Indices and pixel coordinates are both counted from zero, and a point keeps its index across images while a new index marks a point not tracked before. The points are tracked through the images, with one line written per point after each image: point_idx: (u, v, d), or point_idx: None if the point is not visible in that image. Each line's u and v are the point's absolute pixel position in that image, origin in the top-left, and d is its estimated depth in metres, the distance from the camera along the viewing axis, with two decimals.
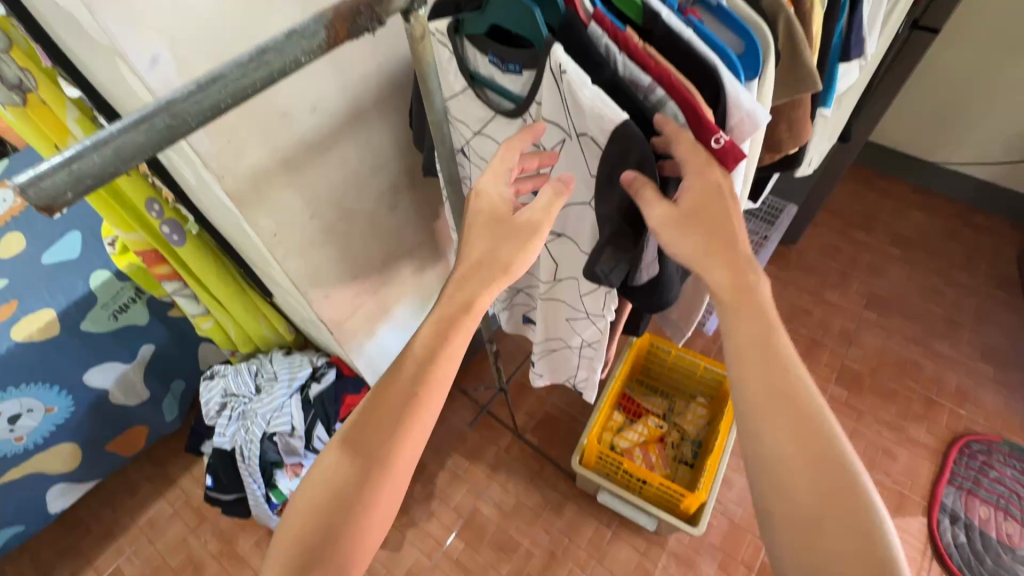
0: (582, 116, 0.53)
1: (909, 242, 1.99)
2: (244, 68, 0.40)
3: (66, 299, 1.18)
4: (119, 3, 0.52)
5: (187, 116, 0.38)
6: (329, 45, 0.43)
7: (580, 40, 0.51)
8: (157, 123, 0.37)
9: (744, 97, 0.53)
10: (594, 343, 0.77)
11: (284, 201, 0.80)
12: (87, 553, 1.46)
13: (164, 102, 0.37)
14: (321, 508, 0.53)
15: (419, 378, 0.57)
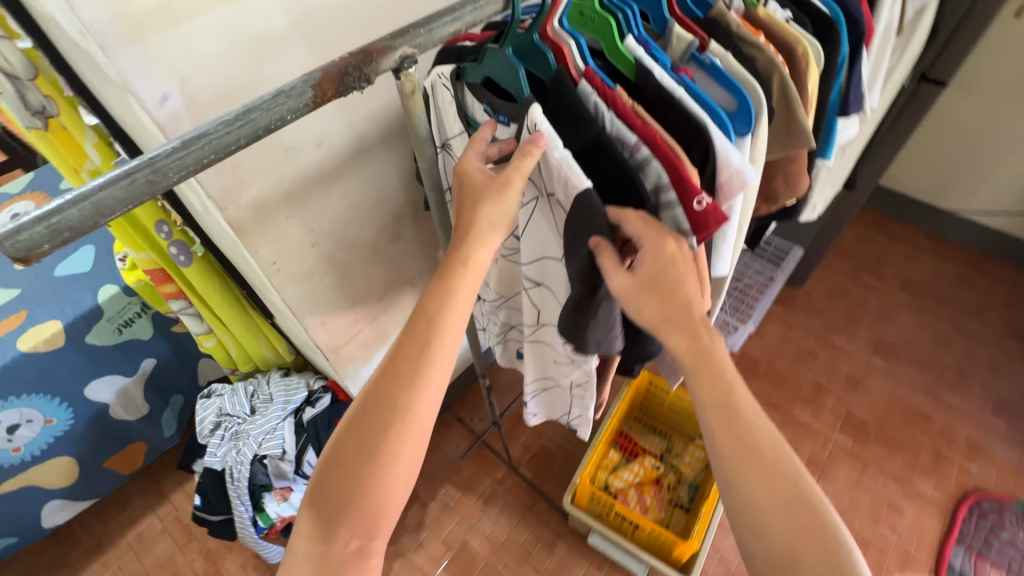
0: (552, 178, 0.55)
1: (919, 288, 1.96)
2: (229, 125, 0.41)
3: (74, 312, 1.20)
4: (132, 46, 0.54)
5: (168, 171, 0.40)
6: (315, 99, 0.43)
7: (570, 98, 0.52)
8: (138, 178, 0.39)
9: (733, 156, 0.54)
10: (583, 384, 0.77)
11: (285, 230, 0.81)
12: (74, 565, 1.45)
13: (146, 158, 0.39)
14: (346, 465, 0.54)
15: (429, 329, 0.57)
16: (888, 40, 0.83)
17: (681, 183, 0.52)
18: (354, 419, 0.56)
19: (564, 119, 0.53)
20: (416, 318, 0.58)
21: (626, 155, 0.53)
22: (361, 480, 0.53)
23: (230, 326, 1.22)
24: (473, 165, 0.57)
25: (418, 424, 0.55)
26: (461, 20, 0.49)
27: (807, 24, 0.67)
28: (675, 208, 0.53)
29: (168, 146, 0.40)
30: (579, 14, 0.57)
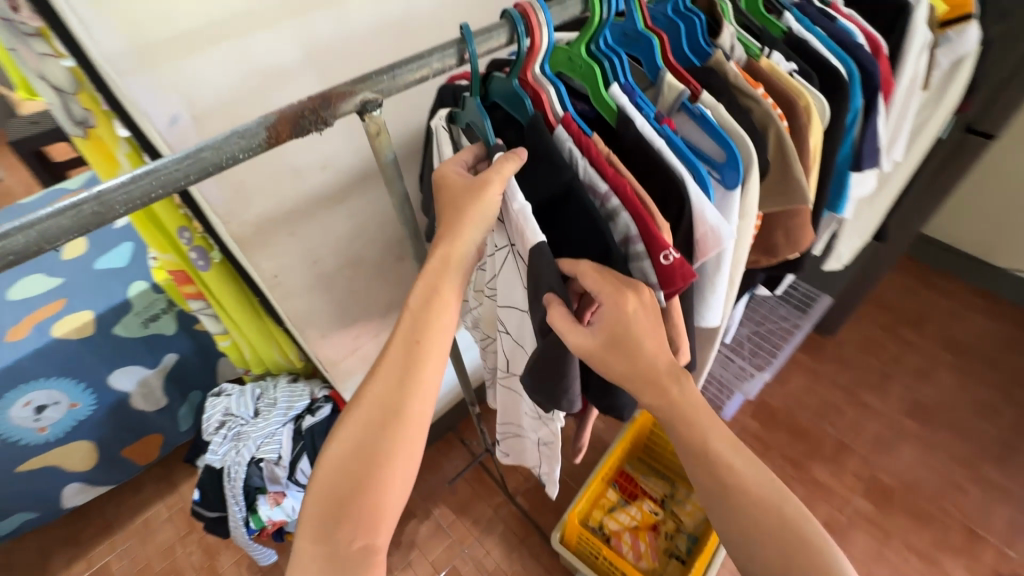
0: (512, 227, 0.55)
1: (965, 348, 1.82)
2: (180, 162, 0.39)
3: (106, 304, 1.28)
4: (144, 74, 0.59)
5: (117, 204, 0.38)
6: None
7: (544, 144, 0.52)
8: (85, 209, 0.38)
9: (709, 211, 0.53)
10: (548, 442, 0.77)
11: (287, 247, 0.84)
12: (85, 543, 1.53)
13: (94, 191, 0.37)
14: (342, 476, 0.52)
15: (417, 328, 0.56)
16: (913, 94, 0.80)
17: (650, 236, 0.51)
18: (345, 430, 0.54)
19: (539, 165, 0.53)
20: (403, 317, 0.56)
21: (597, 203, 0.53)
22: (359, 483, 0.52)
23: (241, 330, 1.25)
24: (452, 171, 0.55)
25: (413, 422, 0.54)
26: (428, 68, 0.46)
27: (813, 77, 0.65)
28: (643, 260, 0.53)
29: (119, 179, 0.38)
30: (568, 59, 0.57)
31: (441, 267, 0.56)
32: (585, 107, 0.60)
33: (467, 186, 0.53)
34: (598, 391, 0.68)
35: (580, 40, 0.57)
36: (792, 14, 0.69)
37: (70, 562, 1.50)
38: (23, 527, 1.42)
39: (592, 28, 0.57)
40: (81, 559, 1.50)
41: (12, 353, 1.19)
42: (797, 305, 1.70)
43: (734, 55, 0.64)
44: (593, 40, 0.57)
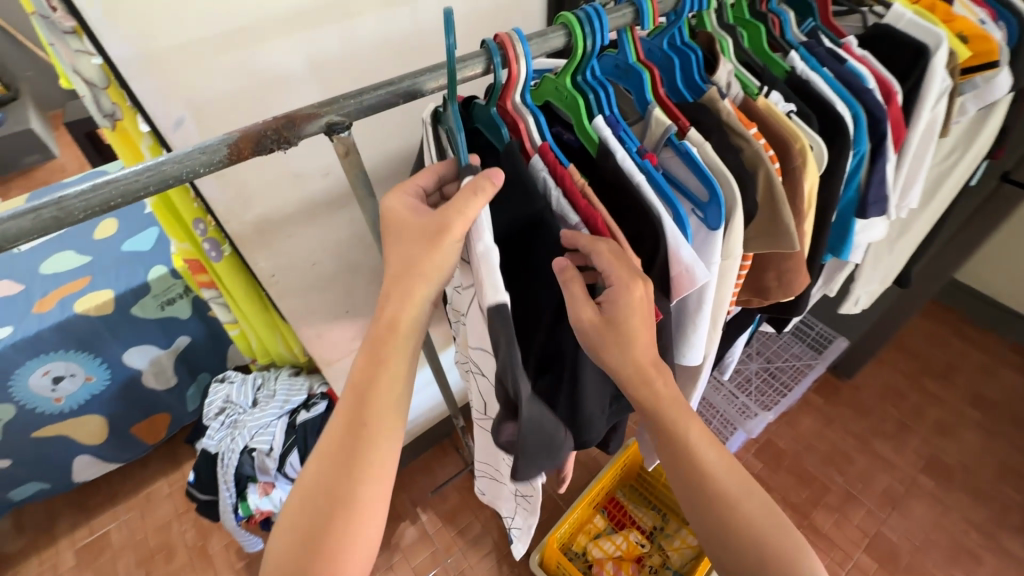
0: (476, 270, 0.52)
1: (994, 407, 1.71)
2: (135, 173, 0.39)
3: (126, 285, 1.34)
4: (152, 81, 0.62)
5: (75, 211, 0.37)
6: (229, 161, 0.42)
7: (519, 170, 0.51)
8: (44, 215, 0.36)
9: (684, 251, 0.52)
10: (527, 494, 0.76)
11: (285, 248, 0.87)
12: (90, 510, 1.60)
13: (53, 199, 0.36)
14: (296, 549, 0.53)
15: (369, 394, 0.55)
16: (929, 141, 0.77)
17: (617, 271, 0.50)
18: (300, 500, 0.54)
19: (515, 191, 0.53)
20: (345, 395, 0.56)
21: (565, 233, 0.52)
22: (305, 573, 0.52)
23: (246, 321, 1.27)
24: (405, 205, 0.54)
25: (364, 507, 0.54)
26: (398, 92, 0.47)
27: (813, 120, 0.63)
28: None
29: (81, 185, 0.37)
30: (555, 89, 0.57)
31: (386, 333, 0.56)
32: (570, 136, 0.60)
33: (426, 246, 0.52)
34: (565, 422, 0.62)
35: (566, 70, 0.57)
36: (799, 53, 0.67)
37: (75, 527, 1.57)
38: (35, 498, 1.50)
39: (576, 59, 0.56)
40: (85, 526, 1.57)
41: (37, 324, 1.26)
42: (812, 344, 1.64)
43: (731, 92, 0.63)
44: (581, 70, 0.57)
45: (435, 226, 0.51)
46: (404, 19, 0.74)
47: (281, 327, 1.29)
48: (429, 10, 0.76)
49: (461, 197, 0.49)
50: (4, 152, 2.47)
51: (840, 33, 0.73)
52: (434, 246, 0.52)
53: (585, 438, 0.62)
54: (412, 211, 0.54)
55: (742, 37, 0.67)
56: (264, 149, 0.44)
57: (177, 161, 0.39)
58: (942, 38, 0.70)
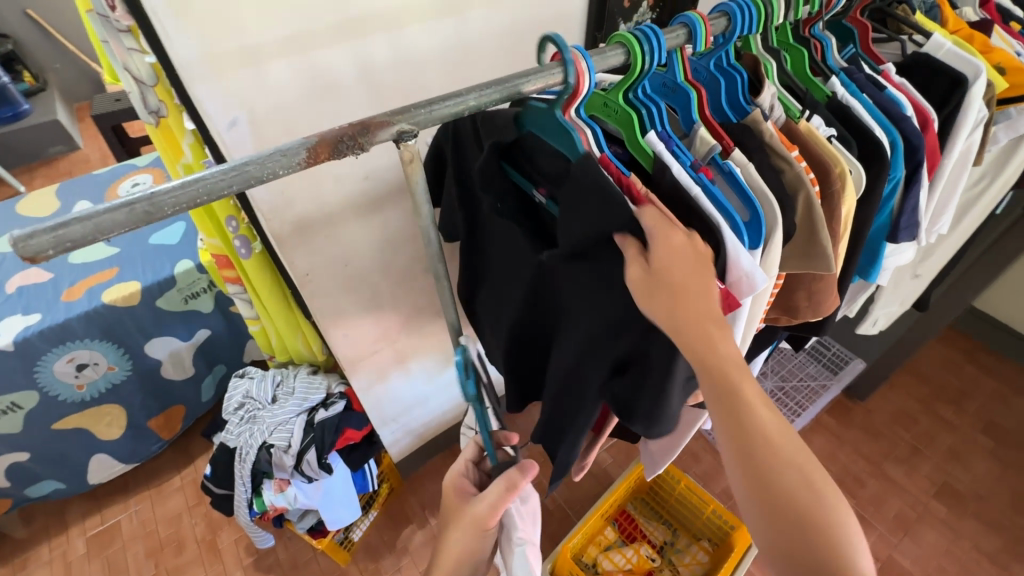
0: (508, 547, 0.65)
1: (1005, 434, 1.70)
2: (224, 172, 0.40)
3: (152, 278, 1.34)
4: (210, 82, 0.64)
5: (165, 207, 0.38)
6: (308, 165, 0.42)
7: (598, 179, 0.50)
8: (137, 209, 0.37)
9: (744, 259, 0.52)
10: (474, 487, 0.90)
11: (321, 247, 0.88)
12: (103, 498, 1.62)
13: (147, 193, 0.37)
14: None
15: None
16: (963, 169, 0.77)
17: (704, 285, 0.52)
18: None
19: (589, 206, 0.51)
20: None
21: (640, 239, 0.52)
22: None
23: (268, 318, 1.28)
24: (454, 488, 0.70)
25: None
26: (466, 105, 0.47)
27: (852, 144, 0.65)
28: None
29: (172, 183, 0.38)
30: (603, 104, 0.58)
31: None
32: (619, 149, 0.62)
33: (472, 517, 0.63)
34: (639, 419, 0.62)
35: (619, 87, 0.58)
36: (839, 78, 0.68)
37: (86, 515, 1.59)
38: (50, 494, 1.51)
39: (633, 76, 0.57)
40: (96, 514, 1.58)
41: (65, 312, 1.28)
42: (827, 366, 1.64)
43: (773, 114, 0.64)
44: (632, 88, 0.59)
45: (477, 517, 0.62)
46: (451, 29, 0.77)
47: (302, 324, 1.29)
48: (475, 21, 0.78)
49: (496, 490, 0.63)
50: (30, 141, 2.51)
51: (879, 60, 0.75)
52: (475, 534, 0.63)
53: (657, 431, 0.62)
54: (460, 493, 0.69)
55: (786, 61, 0.68)
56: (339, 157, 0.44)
57: (261, 164, 0.40)
58: (980, 70, 0.71)
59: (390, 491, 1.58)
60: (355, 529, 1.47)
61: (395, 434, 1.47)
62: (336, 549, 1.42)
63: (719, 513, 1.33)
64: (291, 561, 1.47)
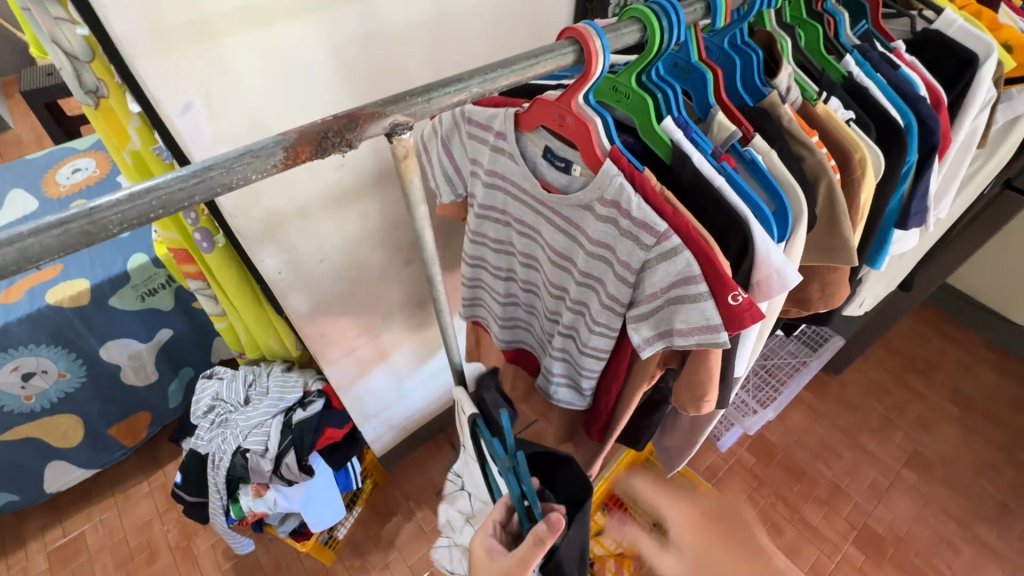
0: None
1: (970, 402, 1.77)
2: (182, 180, 0.35)
3: (103, 274, 1.22)
4: (158, 61, 0.55)
5: (108, 224, 0.34)
6: (286, 166, 0.38)
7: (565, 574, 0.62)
8: (73, 228, 0.33)
9: (774, 254, 0.50)
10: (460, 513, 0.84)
11: (294, 243, 0.80)
12: (63, 509, 1.52)
13: (85, 209, 0.33)
14: None
15: None
16: (967, 151, 0.76)
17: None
18: None
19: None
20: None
21: (652, 241, 0.50)
22: None
23: (236, 315, 1.19)
24: (480, 546, 0.63)
25: None
26: (469, 92, 0.43)
27: (871, 128, 0.62)
28: (705, 301, 0.50)
29: (116, 196, 0.34)
30: (612, 88, 0.54)
31: None
32: (631, 139, 0.58)
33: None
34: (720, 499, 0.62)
35: (631, 70, 0.54)
36: (854, 57, 0.65)
37: (45, 529, 1.48)
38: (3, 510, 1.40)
39: (649, 57, 0.53)
40: (57, 527, 1.48)
41: (4, 316, 1.15)
42: (807, 342, 1.63)
43: (790, 97, 0.61)
44: (645, 70, 0.54)
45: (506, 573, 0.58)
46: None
47: (273, 320, 1.20)
48: None
49: (524, 547, 0.57)
50: None
51: (889, 37, 0.71)
52: None
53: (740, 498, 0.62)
54: (489, 551, 0.62)
55: (800, 38, 0.65)
56: (324, 155, 0.40)
57: (226, 168, 0.36)
58: (992, 48, 0.68)
59: (375, 486, 1.53)
60: (340, 528, 1.42)
61: (378, 429, 1.41)
62: (321, 550, 1.37)
63: None
64: (274, 564, 1.42)
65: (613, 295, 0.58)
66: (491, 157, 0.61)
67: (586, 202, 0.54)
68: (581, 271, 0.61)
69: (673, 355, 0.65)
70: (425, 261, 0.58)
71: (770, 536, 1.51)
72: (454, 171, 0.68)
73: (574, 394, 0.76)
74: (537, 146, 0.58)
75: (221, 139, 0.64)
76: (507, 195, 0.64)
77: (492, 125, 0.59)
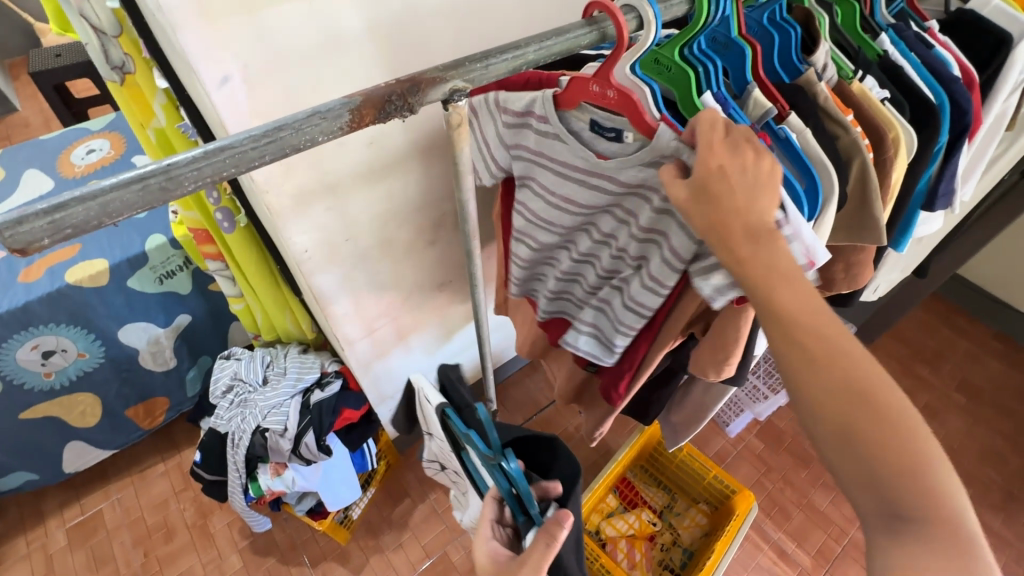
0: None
1: (977, 391, 1.78)
2: (255, 140, 0.39)
3: (121, 254, 1.22)
4: (201, 30, 0.55)
5: (183, 181, 0.38)
6: (351, 126, 0.42)
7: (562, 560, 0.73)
8: (152, 184, 0.37)
9: (804, 232, 0.51)
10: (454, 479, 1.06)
11: (322, 221, 0.81)
12: (80, 488, 1.53)
13: (163, 166, 0.37)
14: None
15: None
16: (995, 134, 0.76)
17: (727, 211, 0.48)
18: None
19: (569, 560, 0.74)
20: None
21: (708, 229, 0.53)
22: None
23: (253, 295, 1.19)
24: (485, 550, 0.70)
25: None
26: (524, 58, 0.48)
27: (905, 108, 0.62)
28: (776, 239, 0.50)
29: (192, 155, 0.38)
30: (654, 61, 0.55)
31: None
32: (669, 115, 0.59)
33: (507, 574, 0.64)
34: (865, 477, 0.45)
35: (674, 42, 0.56)
36: (889, 36, 0.65)
37: (62, 507, 1.50)
38: (22, 487, 1.42)
39: (695, 29, 0.56)
40: (75, 505, 1.50)
41: (25, 294, 1.15)
42: None
43: (826, 75, 0.61)
44: (687, 44, 0.56)
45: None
46: None
47: (290, 302, 1.20)
48: None
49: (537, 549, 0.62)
50: None
51: (924, 17, 0.71)
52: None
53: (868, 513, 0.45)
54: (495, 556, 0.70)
55: (837, 16, 0.65)
56: (386, 117, 0.44)
57: (296, 129, 0.40)
58: None
59: (388, 467, 1.55)
60: (355, 508, 1.44)
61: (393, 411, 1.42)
62: (336, 529, 1.39)
63: (721, 478, 1.35)
64: (289, 543, 1.44)
65: (676, 249, 0.57)
66: (536, 141, 0.61)
67: (649, 162, 0.54)
68: (641, 228, 0.60)
69: (697, 321, 0.68)
70: (466, 234, 0.61)
71: (779, 521, 1.52)
72: (486, 156, 0.67)
73: (598, 345, 0.76)
74: (581, 121, 0.58)
75: (255, 112, 0.64)
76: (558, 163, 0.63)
77: (532, 110, 0.59)
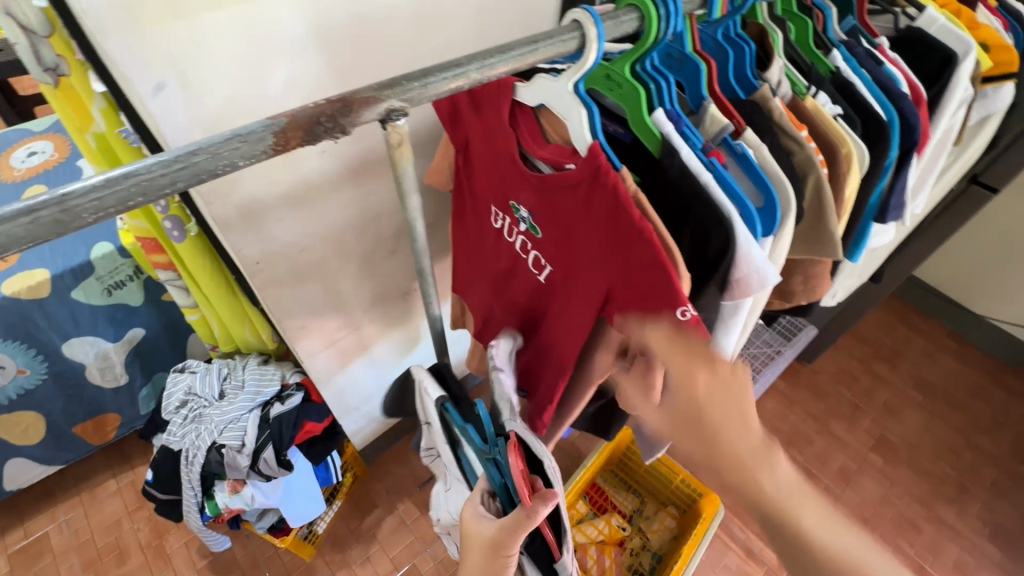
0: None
1: (933, 388, 1.85)
2: (165, 167, 0.38)
3: (64, 264, 1.15)
4: (130, 38, 0.52)
5: (80, 212, 0.36)
6: (275, 150, 0.42)
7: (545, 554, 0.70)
8: (44, 216, 0.35)
9: (755, 253, 0.51)
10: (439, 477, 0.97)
11: (275, 232, 0.78)
12: (23, 510, 1.45)
13: (58, 196, 0.35)
14: None
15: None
16: (944, 146, 0.78)
17: (669, 291, 0.51)
18: None
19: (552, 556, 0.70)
20: None
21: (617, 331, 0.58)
22: None
23: (209, 306, 1.14)
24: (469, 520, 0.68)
25: None
26: (465, 76, 0.47)
27: (857, 123, 0.63)
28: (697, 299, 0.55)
29: (90, 182, 0.37)
30: (605, 77, 0.55)
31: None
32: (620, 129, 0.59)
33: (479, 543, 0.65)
34: None
35: (626, 59, 0.56)
36: (841, 52, 0.66)
37: (4, 530, 1.42)
38: None
39: (645, 46, 0.55)
40: (18, 528, 1.42)
41: None
42: (782, 332, 1.64)
43: (780, 91, 0.61)
44: (639, 60, 0.56)
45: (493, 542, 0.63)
46: None
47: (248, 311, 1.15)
48: None
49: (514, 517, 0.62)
50: None
51: (874, 34, 0.73)
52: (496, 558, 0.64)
53: None
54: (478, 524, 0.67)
55: (791, 32, 0.66)
56: (314, 140, 0.43)
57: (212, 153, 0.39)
58: (971, 48, 0.70)
59: (355, 479, 1.51)
60: (319, 522, 1.39)
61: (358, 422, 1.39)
62: (300, 545, 1.35)
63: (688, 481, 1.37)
64: (251, 561, 1.39)
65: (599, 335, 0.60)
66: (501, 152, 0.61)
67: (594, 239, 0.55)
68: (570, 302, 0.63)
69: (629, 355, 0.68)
70: (416, 252, 0.59)
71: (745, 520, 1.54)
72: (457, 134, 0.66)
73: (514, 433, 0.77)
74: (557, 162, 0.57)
75: (195, 119, 0.60)
76: (507, 188, 0.63)
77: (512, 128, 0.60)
